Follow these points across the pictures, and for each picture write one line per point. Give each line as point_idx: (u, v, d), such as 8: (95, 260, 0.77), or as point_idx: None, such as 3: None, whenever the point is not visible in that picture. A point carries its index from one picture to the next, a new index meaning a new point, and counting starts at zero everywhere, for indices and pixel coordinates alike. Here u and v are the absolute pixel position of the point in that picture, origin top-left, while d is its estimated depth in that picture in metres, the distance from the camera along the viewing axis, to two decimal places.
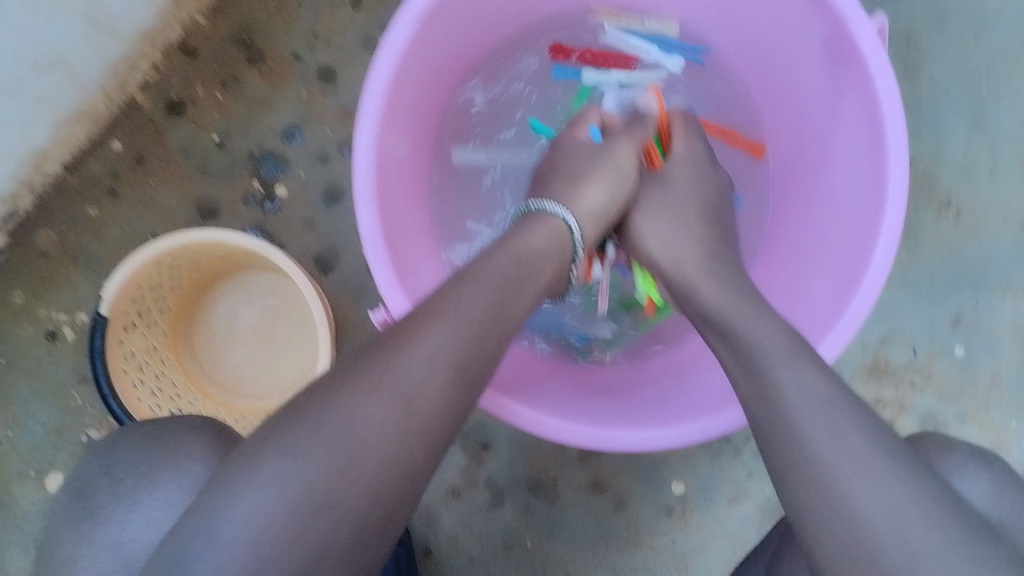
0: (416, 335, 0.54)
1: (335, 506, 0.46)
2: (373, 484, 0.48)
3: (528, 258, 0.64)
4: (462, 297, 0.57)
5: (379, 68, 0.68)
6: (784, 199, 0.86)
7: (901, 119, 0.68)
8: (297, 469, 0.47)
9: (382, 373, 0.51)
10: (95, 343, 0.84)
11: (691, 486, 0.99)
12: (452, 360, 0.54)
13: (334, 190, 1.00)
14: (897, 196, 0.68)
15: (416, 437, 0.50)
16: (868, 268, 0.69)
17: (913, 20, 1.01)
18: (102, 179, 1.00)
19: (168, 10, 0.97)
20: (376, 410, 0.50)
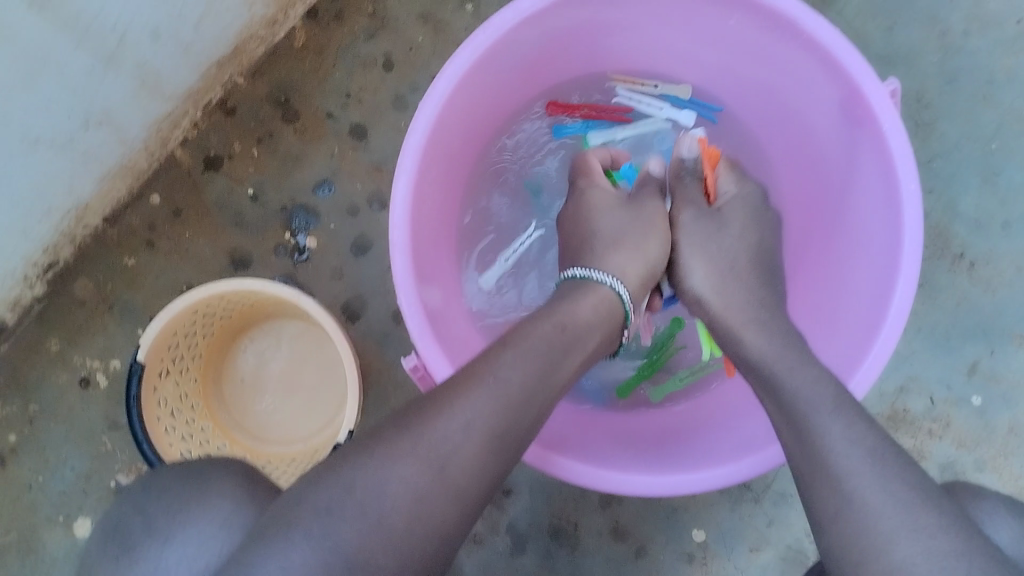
0: (474, 383, 0.58)
1: (396, 538, 0.50)
2: (407, 539, 0.50)
3: (577, 314, 0.68)
4: (504, 363, 0.60)
5: (417, 127, 0.72)
6: (802, 253, 0.89)
7: (914, 173, 0.70)
8: (332, 524, 0.49)
9: (443, 420, 0.56)
10: (131, 391, 0.86)
11: (712, 533, 0.99)
12: (488, 427, 0.57)
13: (363, 241, 1.03)
14: (913, 247, 0.70)
15: (450, 501, 0.53)
16: (887, 316, 0.70)
17: (925, 79, 1.04)
18: (139, 231, 1.04)
19: (210, 72, 1.02)
20: (412, 470, 0.53)
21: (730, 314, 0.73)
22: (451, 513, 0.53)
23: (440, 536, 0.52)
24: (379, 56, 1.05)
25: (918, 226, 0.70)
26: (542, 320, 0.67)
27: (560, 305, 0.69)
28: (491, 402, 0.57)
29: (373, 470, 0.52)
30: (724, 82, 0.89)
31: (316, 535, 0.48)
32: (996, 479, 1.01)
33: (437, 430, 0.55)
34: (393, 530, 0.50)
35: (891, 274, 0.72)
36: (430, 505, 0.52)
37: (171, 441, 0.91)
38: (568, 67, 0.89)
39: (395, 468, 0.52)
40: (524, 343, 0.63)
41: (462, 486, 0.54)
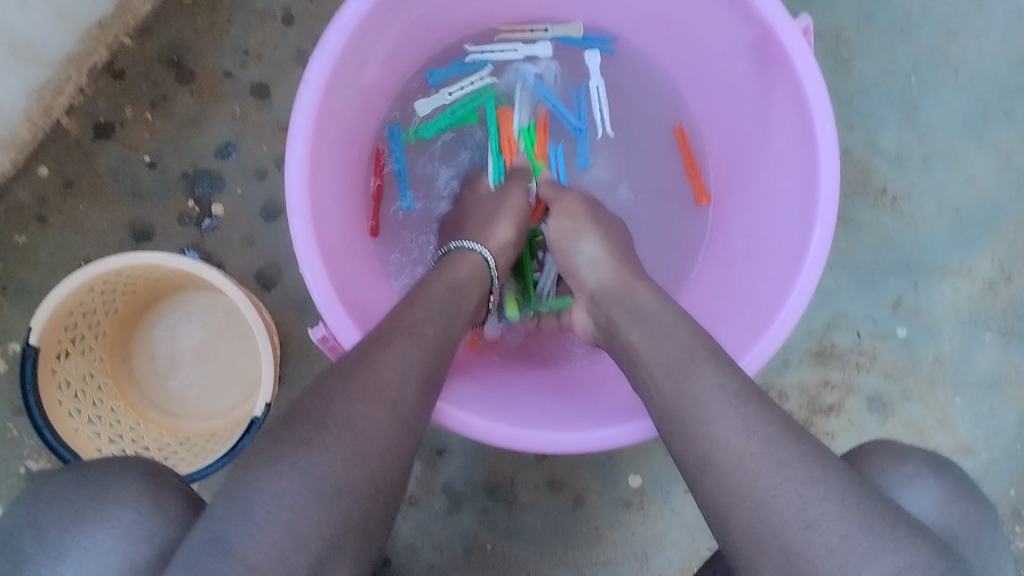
0: (399, 333, 0.59)
1: (371, 471, 0.50)
2: (378, 478, 0.50)
3: (461, 273, 0.71)
4: (418, 317, 0.62)
5: (309, 84, 0.68)
6: (722, 216, 0.87)
7: (833, 131, 0.69)
8: (310, 471, 0.47)
9: (380, 364, 0.55)
10: (27, 376, 0.80)
11: (647, 478, 0.99)
12: (419, 370, 0.58)
13: (273, 206, 0.98)
14: (827, 211, 0.69)
15: (404, 438, 0.54)
16: (797, 281, 0.70)
17: (840, 15, 1.03)
18: (29, 206, 0.97)
19: (91, 33, 0.95)
20: (371, 413, 0.52)
21: (626, 280, 0.73)
22: (404, 452, 0.53)
23: (399, 475, 0.52)
24: (278, 10, 0.99)
25: (834, 188, 0.69)
26: (436, 282, 0.68)
27: (449, 265, 0.72)
28: (416, 351, 0.59)
29: (336, 406, 0.51)
30: (636, 23, 0.86)
31: (302, 467, 0.47)
32: (921, 408, 1.03)
33: (378, 374, 0.54)
34: (366, 459, 0.50)
35: (802, 240, 0.71)
36: (393, 441, 0.52)
37: (77, 425, 0.86)
38: (470, 12, 0.85)
39: (354, 407, 0.51)
40: (425, 298, 0.65)
41: (409, 425, 0.55)
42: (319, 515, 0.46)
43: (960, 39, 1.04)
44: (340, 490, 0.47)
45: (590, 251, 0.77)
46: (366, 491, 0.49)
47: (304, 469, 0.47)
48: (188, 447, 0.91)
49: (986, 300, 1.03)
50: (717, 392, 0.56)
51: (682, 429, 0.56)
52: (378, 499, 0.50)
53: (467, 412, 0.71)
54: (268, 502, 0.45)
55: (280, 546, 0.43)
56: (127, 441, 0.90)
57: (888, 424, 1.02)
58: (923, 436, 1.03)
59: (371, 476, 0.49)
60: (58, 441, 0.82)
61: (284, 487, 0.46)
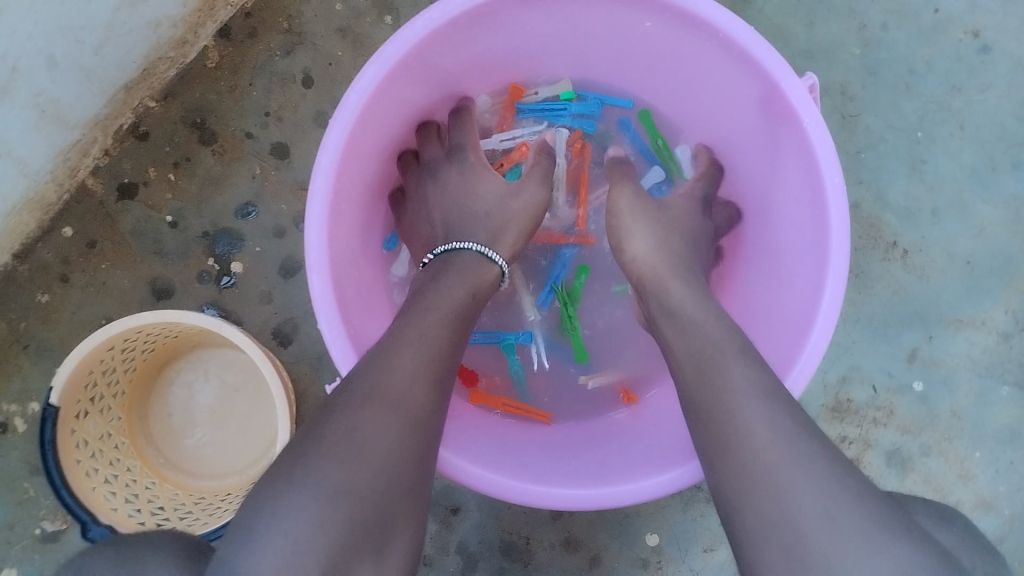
0: (407, 336, 0.64)
1: (379, 471, 0.55)
2: (386, 473, 0.55)
3: (483, 271, 0.76)
4: (425, 318, 0.67)
5: (328, 146, 0.70)
6: (732, 278, 0.88)
7: (844, 195, 0.70)
8: (314, 482, 0.52)
9: (387, 368, 0.61)
10: (46, 436, 0.81)
11: (665, 537, 0.98)
12: (427, 370, 0.63)
13: (291, 263, 1.00)
14: (835, 279, 0.70)
15: (411, 436, 0.58)
16: (809, 339, 0.70)
17: (846, 73, 1.05)
18: (53, 266, 0.99)
19: (117, 97, 0.98)
20: (371, 416, 0.57)
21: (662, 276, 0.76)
22: (412, 448, 0.58)
23: (408, 470, 0.57)
24: (298, 73, 1.02)
25: (844, 252, 0.70)
26: (451, 279, 0.72)
27: (469, 265, 0.75)
28: (418, 358, 0.63)
29: (339, 416, 0.56)
30: (649, 85, 0.88)
31: (303, 481, 0.52)
32: (940, 464, 1.02)
33: (384, 381, 0.60)
34: (369, 462, 0.54)
35: (812, 302, 0.72)
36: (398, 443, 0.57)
37: (95, 484, 0.86)
38: (487, 76, 0.87)
39: (357, 416, 0.57)
40: (435, 303, 0.69)
41: (417, 424, 0.59)
42: (331, 516, 0.51)
43: (965, 94, 1.05)
44: (344, 503, 0.52)
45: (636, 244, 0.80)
46: (376, 494, 0.54)
47: (311, 480, 0.52)
48: (203, 506, 0.92)
49: (1002, 352, 1.03)
50: (762, 433, 0.56)
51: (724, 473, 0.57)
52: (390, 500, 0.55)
53: (490, 471, 0.70)
54: (272, 519, 0.50)
55: (286, 553, 0.48)
56: (143, 500, 0.90)
57: (908, 479, 1.02)
58: (943, 491, 1.02)
59: (379, 475, 0.55)
60: (76, 502, 0.83)
61: (293, 501, 0.51)
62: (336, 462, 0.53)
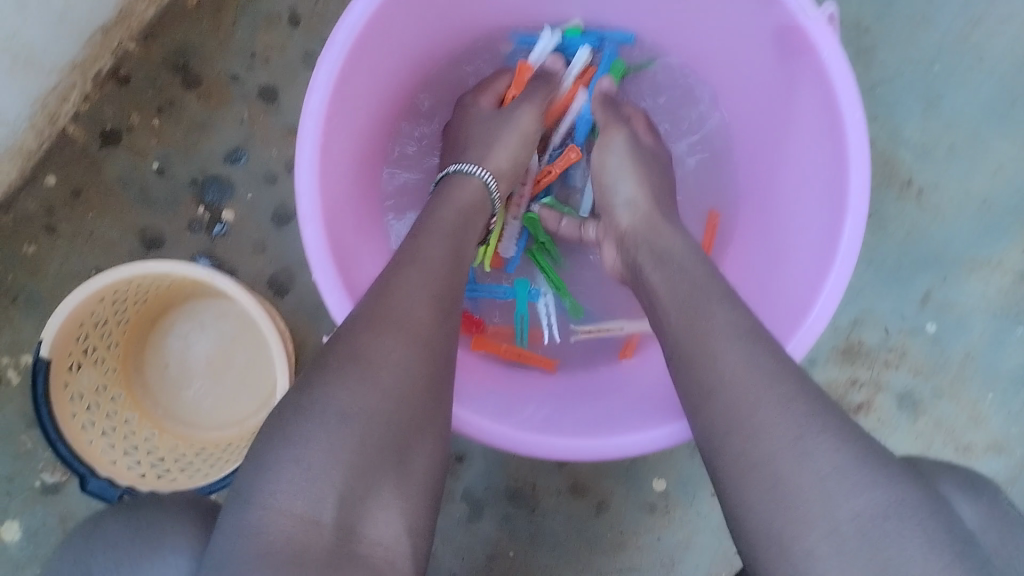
0: (410, 258, 0.61)
1: (394, 393, 0.52)
2: (397, 394, 0.53)
3: (469, 190, 0.73)
4: (426, 240, 0.63)
5: (317, 86, 0.66)
6: (740, 229, 0.84)
7: (865, 132, 0.66)
8: (324, 412, 0.50)
9: (392, 290, 0.57)
10: (39, 389, 0.79)
11: (672, 481, 0.97)
12: (432, 289, 0.59)
13: (284, 211, 0.96)
14: (854, 221, 0.66)
15: (420, 354, 0.55)
16: (820, 294, 0.67)
17: (861, 4, 1.00)
18: (38, 216, 0.96)
19: (96, 38, 0.94)
20: (378, 339, 0.54)
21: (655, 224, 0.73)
22: (422, 366, 0.55)
23: (419, 388, 0.54)
24: (284, 11, 0.97)
25: (864, 191, 0.66)
26: (443, 204, 0.70)
27: (452, 189, 0.73)
28: (422, 276, 0.59)
29: (344, 342, 0.54)
30: (653, 18, 0.83)
31: (311, 411, 0.50)
32: (952, 406, 1.00)
33: (387, 302, 0.57)
34: (382, 385, 0.52)
35: (829, 245, 0.68)
36: (411, 362, 0.54)
37: (92, 438, 0.84)
38: (484, 10, 0.83)
39: (362, 338, 0.54)
40: (433, 224, 0.66)
41: (427, 342, 0.56)
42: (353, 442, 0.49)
43: (986, 23, 1.00)
44: (364, 432, 0.50)
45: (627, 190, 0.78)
46: (394, 416, 0.52)
47: (326, 408, 0.50)
48: (203, 459, 0.90)
49: (1018, 293, 1.00)
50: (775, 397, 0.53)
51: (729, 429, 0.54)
52: (410, 420, 0.53)
53: (494, 424, 0.68)
54: (284, 459, 0.48)
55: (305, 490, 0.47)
56: (141, 453, 0.89)
57: (920, 422, 1.00)
58: (955, 435, 1.00)
59: (394, 397, 0.52)
60: (72, 455, 0.81)
61: (312, 431, 0.49)
62: (348, 388, 0.51)
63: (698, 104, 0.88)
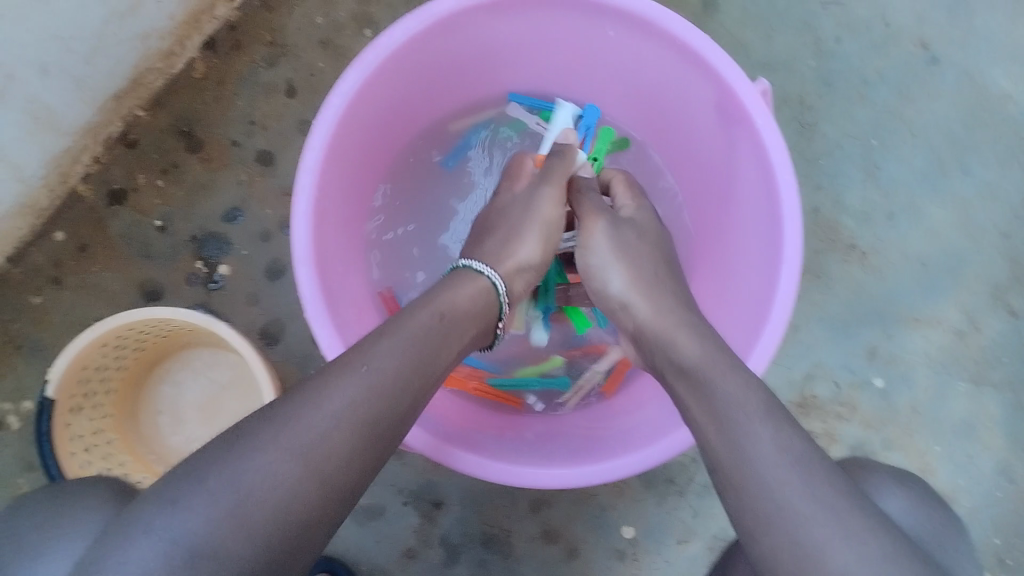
0: (346, 373, 0.59)
1: (253, 531, 0.49)
2: (268, 531, 0.50)
3: (456, 303, 0.72)
4: (376, 354, 0.62)
5: (313, 145, 0.74)
6: (696, 279, 0.92)
7: (796, 192, 0.75)
8: (178, 528, 0.48)
9: (310, 409, 0.56)
10: (42, 428, 0.85)
11: (640, 529, 1.02)
12: (357, 415, 0.57)
13: (277, 266, 1.04)
14: (788, 271, 0.74)
15: (313, 487, 0.53)
16: (765, 330, 0.74)
17: (804, 84, 1.11)
18: (45, 269, 1.02)
19: (108, 106, 1.02)
20: (272, 461, 0.52)
21: (658, 313, 0.74)
22: (312, 503, 0.53)
23: (304, 523, 0.52)
24: (281, 83, 1.06)
25: (797, 244, 0.74)
26: (420, 309, 0.69)
27: (439, 293, 0.72)
28: (353, 392, 0.58)
29: (237, 454, 0.52)
30: (612, 91, 0.93)
31: (160, 530, 0.48)
32: (902, 456, 1.06)
33: (302, 419, 0.55)
34: (243, 517, 0.49)
35: (769, 293, 0.76)
36: (296, 496, 0.52)
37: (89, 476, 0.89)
38: (465, 83, 0.92)
39: (257, 454, 0.52)
40: (398, 333, 0.65)
41: (324, 474, 0.54)
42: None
43: (918, 102, 1.11)
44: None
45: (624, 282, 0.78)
46: (222, 574, 0.47)
47: (185, 508, 0.49)
48: None
49: (957, 348, 1.08)
50: (787, 456, 0.57)
51: (731, 477, 0.58)
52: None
53: (472, 454, 0.74)
54: (113, 570, 0.46)
55: None
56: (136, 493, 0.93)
57: None
58: None
59: (248, 536, 0.49)
60: None
61: (136, 554, 0.47)
62: (210, 502, 0.49)
63: (649, 169, 0.98)
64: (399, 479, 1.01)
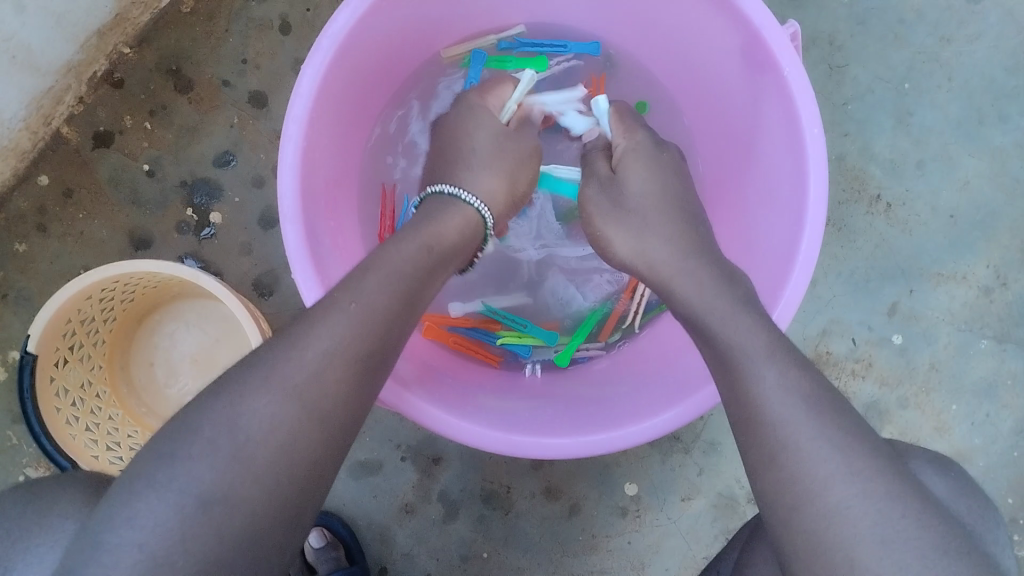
0: (334, 309, 0.56)
1: (260, 474, 0.49)
2: (273, 471, 0.49)
3: (443, 235, 0.68)
4: (365, 290, 0.58)
5: (300, 92, 0.68)
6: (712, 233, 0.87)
7: (823, 147, 0.69)
8: (184, 479, 0.47)
9: (299, 352, 0.54)
10: (25, 383, 0.81)
11: (643, 487, 0.99)
12: (350, 355, 0.55)
13: (271, 214, 0.99)
14: (812, 231, 0.69)
15: (311, 428, 0.52)
16: (783, 296, 0.70)
17: (834, 22, 1.03)
18: (29, 215, 0.98)
19: (91, 42, 0.96)
20: (267, 403, 0.51)
21: (653, 266, 0.70)
22: (314, 443, 0.52)
23: (308, 462, 0.52)
24: (275, 18, 0.99)
25: (822, 203, 0.69)
26: (406, 241, 0.64)
27: (426, 223, 0.68)
28: (348, 331, 0.56)
29: (228, 401, 0.51)
30: (628, 29, 0.87)
31: (163, 485, 0.47)
32: (918, 415, 1.03)
33: (293, 360, 0.53)
34: (250, 461, 0.49)
35: (788, 254, 0.72)
36: (296, 437, 0.51)
37: (75, 433, 0.87)
38: (466, 19, 0.86)
39: (251, 398, 0.51)
40: (384, 267, 0.61)
41: (322, 414, 0.53)
42: (183, 533, 0.46)
43: (955, 42, 1.04)
44: (188, 536, 0.46)
45: (618, 237, 0.75)
46: (236, 515, 0.47)
47: (189, 460, 0.48)
48: None
49: (982, 305, 1.03)
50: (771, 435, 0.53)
51: None
52: (258, 526, 0.48)
53: (466, 420, 0.70)
54: (120, 525, 0.45)
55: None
56: (124, 449, 0.92)
57: (886, 431, 1.03)
58: (919, 443, 1.03)
59: (256, 480, 0.49)
60: (55, 448, 0.82)
61: (143, 509, 0.46)
62: (210, 450, 0.48)
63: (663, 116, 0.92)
64: (397, 434, 0.99)
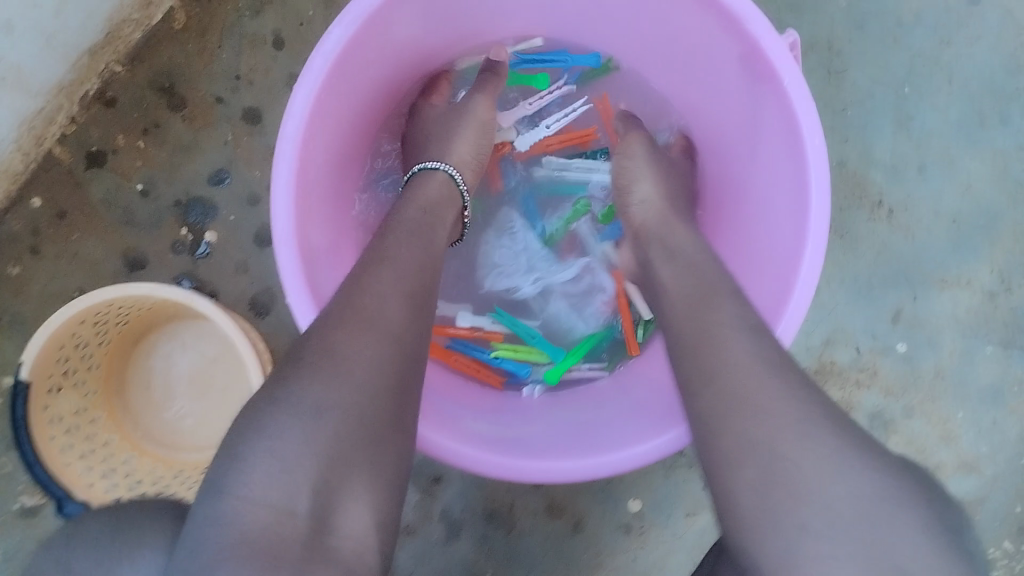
0: (384, 265, 0.60)
1: (372, 393, 0.51)
2: (374, 388, 0.51)
3: (429, 192, 0.74)
4: (394, 246, 0.62)
5: (293, 112, 0.67)
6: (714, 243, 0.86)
7: (824, 158, 0.68)
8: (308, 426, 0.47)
9: (364, 295, 0.56)
10: (18, 412, 0.82)
11: (647, 502, 0.98)
12: (403, 293, 0.59)
13: (266, 232, 0.98)
14: (814, 243, 0.68)
15: (395, 360, 0.54)
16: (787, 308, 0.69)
17: (833, 27, 1.02)
18: (22, 237, 0.97)
19: (81, 61, 0.95)
20: (359, 342, 0.53)
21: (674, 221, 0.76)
22: (401, 371, 0.54)
23: (396, 387, 0.53)
24: (269, 33, 0.98)
25: (823, 214, 0.69)
26: (409, 206, 0.70)
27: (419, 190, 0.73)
28: (395, 275, 0.59)
29: (305, 355, 0.52)
30: (625, 41, 0.86)
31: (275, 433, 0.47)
32: (923, 424, 1.02)
33: (358, 300, 0.56)
34: (359, 381, 0.51)
35: (791, 267, 0.70)
36: (382, 361, 0.53)
37: (69, 461, 0.87)
38: (460, 32, 0.85)
39: (334, 336, 0.53)
40: (400, 227, 0.66)
41: (401, 338, 0.56)
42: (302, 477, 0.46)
43: (954, 45, 1.03)
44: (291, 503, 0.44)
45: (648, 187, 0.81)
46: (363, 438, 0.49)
47: (274, 440, 0.46)
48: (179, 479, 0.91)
49: (986, 310, 1.02)
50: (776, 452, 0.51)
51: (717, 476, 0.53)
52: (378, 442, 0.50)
53: (469, 446, 0.69)
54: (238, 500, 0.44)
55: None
56: (120, 475, 0.90)
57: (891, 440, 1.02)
58: (925, 451, 1.02)
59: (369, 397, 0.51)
60: (49, 478, 0.84)
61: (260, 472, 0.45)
62: (320, 397, 0.49)
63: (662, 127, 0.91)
64: None
